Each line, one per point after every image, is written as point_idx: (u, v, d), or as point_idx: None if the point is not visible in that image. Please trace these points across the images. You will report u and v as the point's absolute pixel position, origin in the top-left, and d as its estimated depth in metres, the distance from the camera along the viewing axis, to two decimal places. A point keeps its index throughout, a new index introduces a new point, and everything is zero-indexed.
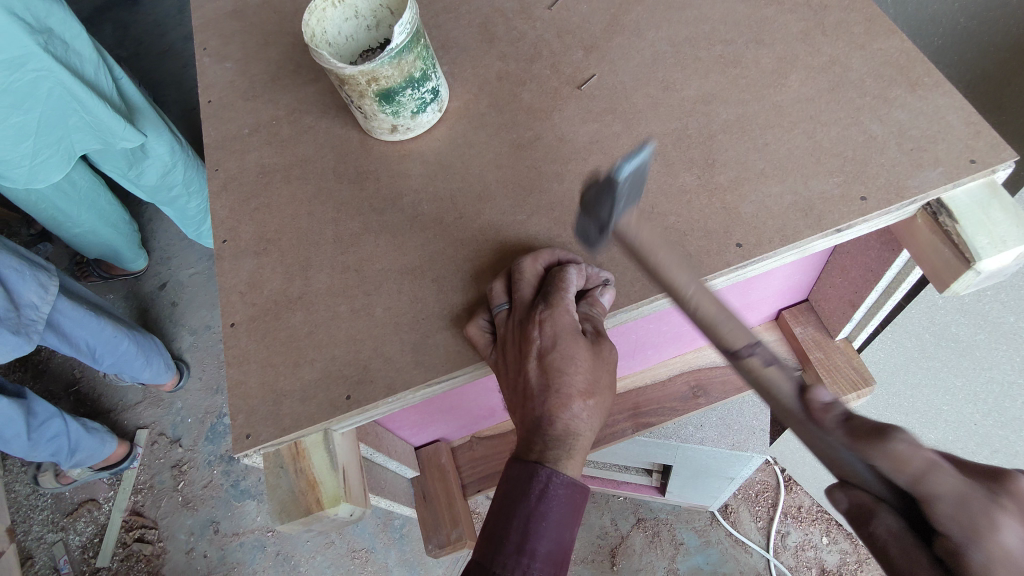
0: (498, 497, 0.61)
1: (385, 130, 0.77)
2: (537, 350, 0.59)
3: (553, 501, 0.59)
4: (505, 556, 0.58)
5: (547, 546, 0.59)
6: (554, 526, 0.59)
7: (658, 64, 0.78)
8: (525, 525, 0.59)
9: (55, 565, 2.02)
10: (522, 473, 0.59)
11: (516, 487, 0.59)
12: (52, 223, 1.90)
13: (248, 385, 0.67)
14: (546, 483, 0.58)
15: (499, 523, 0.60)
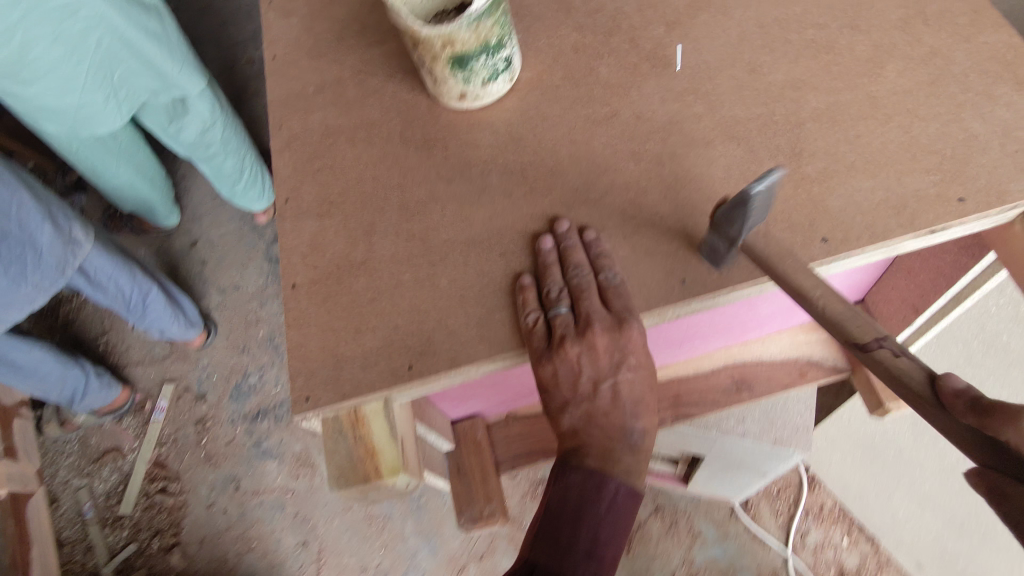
0: (560, 506, 0.66)
1: (453, 96, 0.75)
2: (618, 360, 0.64)
3: (617, 509, 0.66)
4: (577, 556, 0.64)
5: (610, 550, 0.65)
6: (616, 535, 0.65)
7: (744, 45, 0.75)
8: (595, 533, 0.65)
9: (79, 510, 2.07)
10: (587, 481, 0.65)
11: (584, 496, 0.66)
12: (92, 173, 1.90)
13: (308, 347, 0.67)
14: (614, 494, 0.65)
15: (565, 528, 0.65)
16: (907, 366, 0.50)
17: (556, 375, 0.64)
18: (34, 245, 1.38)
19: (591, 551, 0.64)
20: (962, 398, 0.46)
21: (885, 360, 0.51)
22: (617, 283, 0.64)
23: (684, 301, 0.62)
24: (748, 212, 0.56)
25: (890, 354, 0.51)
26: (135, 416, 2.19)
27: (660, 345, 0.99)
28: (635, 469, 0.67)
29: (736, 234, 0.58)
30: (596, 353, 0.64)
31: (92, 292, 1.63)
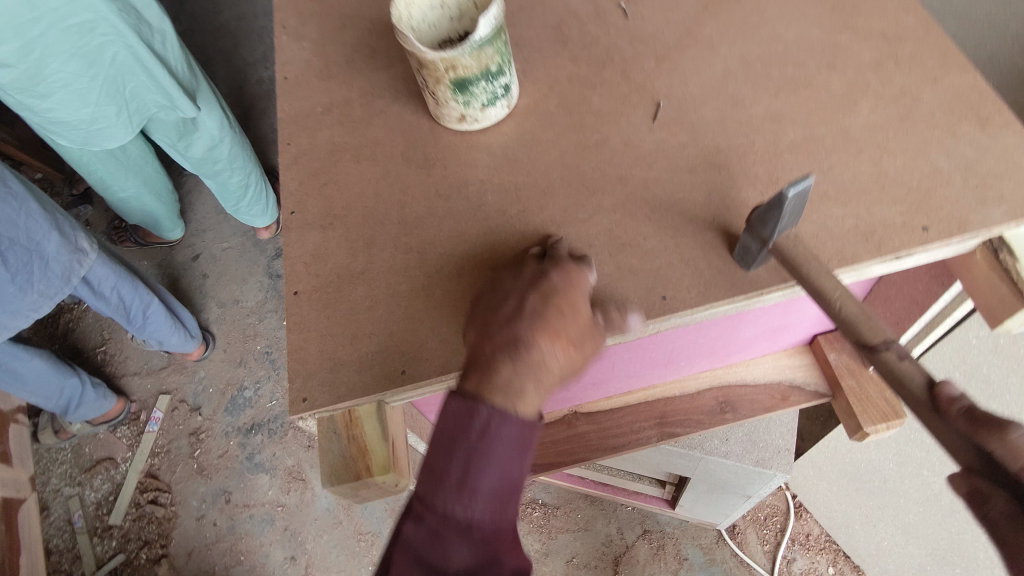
0: (437, 440, 0.62)
1: (454, 118, 0.80)
2: (542, 286, 0.64)
3: (494, 440, 0.60)
4: (449, 494, 0.60)
5: (491, 484, 0.60)
6: (497, 467, 0.60)
7: (728, 79, 0.80)
8: (468, 464, 0.60)
9: (69, 518, 2.08)
10: (460, 409, 0.60)
11: (458, 426, 0.60)
12: (100, 185, 1.95)
13: (307, 351, 0.70)
14: (489, 424, 0.59)
15: (440, 458, 0.61)
16: (911, 371, 0.51)
17: (499, 310, 0.65)
18: (41, 254, 1.42)
19: (467, 489, 0.60)
20: (953, 405, 0.46)
21: (891, 364, 0.52)
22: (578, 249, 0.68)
23: (663, 317, 0.66)
24: (782, 214, 0.58)
25: (894, 357, 0.52)
26: (129, 426, 2.21)
27: (645, 366, 1.03)
28: (525, 395, 0.60)
29: (769, 235, 0.61)
30: (533, 287, 0.65)
31: (95, 302, 1.66)
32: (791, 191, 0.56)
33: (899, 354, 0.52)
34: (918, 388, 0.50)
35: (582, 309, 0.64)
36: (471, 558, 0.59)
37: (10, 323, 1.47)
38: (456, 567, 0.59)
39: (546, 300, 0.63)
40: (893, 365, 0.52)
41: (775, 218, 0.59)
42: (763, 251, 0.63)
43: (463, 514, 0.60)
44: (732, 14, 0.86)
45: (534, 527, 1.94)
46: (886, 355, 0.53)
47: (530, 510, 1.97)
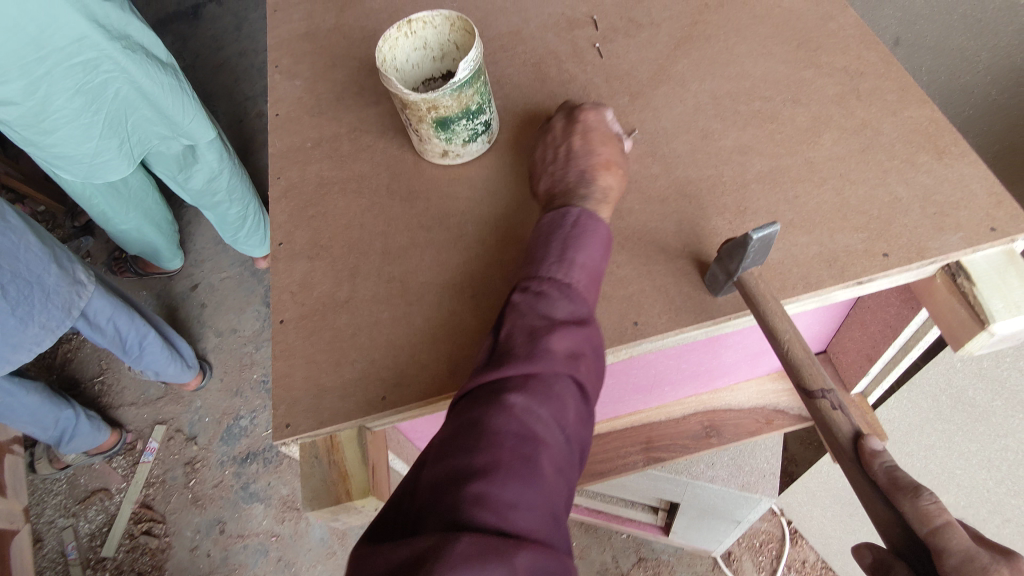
0: (538, 242, 0.70)
1: (437, 154, 0.83)
2: (581, 129, 0.78)
3: (592, 226, 0.69)
4: (551, 267, 0.66)
5: (586, 268, 0.67)
6: (592, 249, 0.68)
7: (698, 113, 0.83)
8: (565, 245, 0.67)
9: (62, 550, 2.07)
10: (555, 215, 0.71)
11: (552, 226, 0.70)
12: (101, 218, 1.99)
13: (292, 377, 0.72)
14: (578, 218, 0.69)
15: (539, 252, 0.68)
16: (841, 420, 0.56)
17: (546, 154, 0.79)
18: (41, 286, 1.44)
19: (566, 264, 0.66)
20: (876, 458, 0.52)
21: (825, 412, 0.57)
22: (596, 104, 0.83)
23: (634, 342, 0.68)
24: (746, 254, 0.61)
25: (829, 405, 0.57)
26: (125, 456, 2.21)
27: (630, 391, 1.05)
28: (593, 205, 0.72)
29: (733, 269, 0.63)
30: (572, 131, 0.79)
31: (92, 333, 1.68)
32: (754, 238, 0.59)
33: (833, 403, 0.57)
34: (844, 437, 0.55)
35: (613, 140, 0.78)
36: (572, 319, 0.62)
37: (11, 357, 1.49)
38: (559, 319, 0.61)
39: (588, 135, 0.77)
40: (827, 413, 0.56)
41: (741, 257, 0.62)
42: (728, 282, 0.66)
43: (564, 284, 0.65)
44: (703, 51, 0.89)
45: None
46: (822, 403, 0.57)
47: None
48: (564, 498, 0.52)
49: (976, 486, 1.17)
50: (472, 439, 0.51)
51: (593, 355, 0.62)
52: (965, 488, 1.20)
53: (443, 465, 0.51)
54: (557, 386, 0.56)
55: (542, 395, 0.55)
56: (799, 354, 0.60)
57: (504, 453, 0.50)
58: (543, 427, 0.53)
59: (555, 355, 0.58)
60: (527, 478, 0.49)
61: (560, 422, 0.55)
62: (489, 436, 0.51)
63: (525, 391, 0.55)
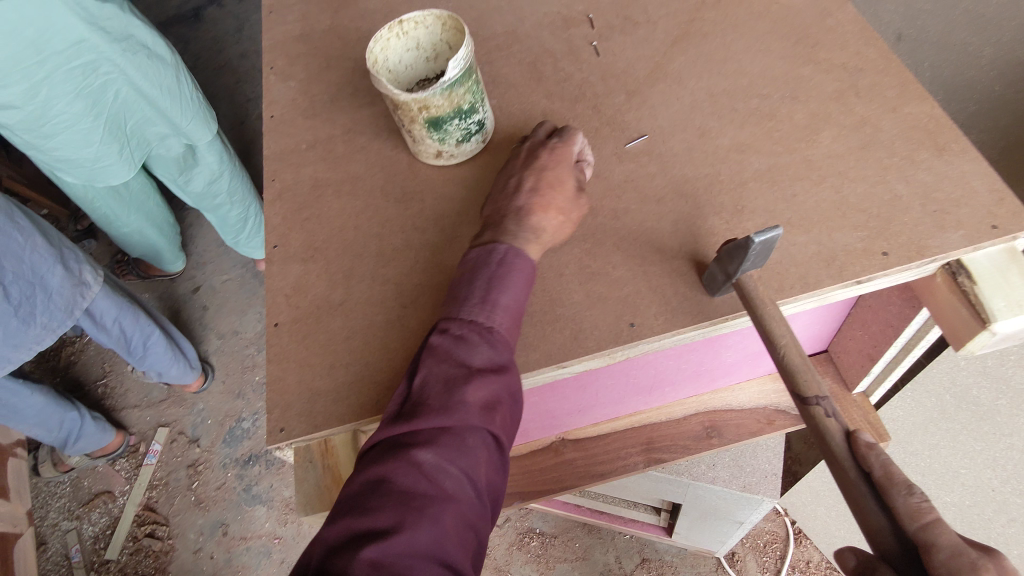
0: (465, 275, 0.66)
1: (431, 154, 0.82)
2: (538, 165, 0.73)
3: (520, 263, 0.66)
4: (472, 308, 0.63)
5: (511, 307, 0.64)
6: (520, 289, 0.65)
7: (695, 112, 0.82)
8: (488, 284, 0.64)
9: (66, 553, 2.07)
10: (483, 248, 0.67)
11: (478, 260, 0.66)
12: (103, 221, 1.99)
13: (286, 381, 0.72)
14: (505, 254, 0.66)
15: (463, 288, 0.65)
16: (832, 427, 0.56)
17: (502, 183, 0.75)
18: (43, 286, 1.44)
19: (489, 306, 0.63)
20: (872, 455, 0.52)
21: (819, 419, 0.57)
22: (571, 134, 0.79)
23: (631, 343, 0.67)
24: (747, 257, 0.60)
25: (823, 412, 0.57)
26: (128, 458, 2.22)
27: (630, 392, 1.04)
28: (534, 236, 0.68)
29: (733, 271, 0.62)
30: (530, 167, 0.74)
31: (96, 333, 1.68)
32: (756, 240, 0.58)
33: (827, 410, 0.57)
34: (838, 444, 0.55)
35: (569, 180, 0.73)
36: (490, 367, 0.60)
37: (13, 357, 1.48)
38: (476, 368, 0.60)
39: (541, 175, 0.72)
40: (822, 419, 0.57)
41: (741, 259, 0.61)
42: (727, 283, 0.65)
43: (485, 328, 0.62)
44: (700, 49, 0.89)
45: (532, 557, 1.92)
46: (816, 409, 0.57)
47: (528, 540, 1.95)
48: (469, 554, 0.55)
49: (981, 485, 1.16)
50: (373, 506, 0.53)
51: (511, 402, 0.61)
52: (969, 488, 1.18)
53: (343, 531, 0.53)
54: (468, 442, 0.57)
55: (450, 454, 0.56)
56: (796, 359, 0.59)
57: (402, 522, 0.52)
58: (450, 484, 0.55)
59: (467, 410, 0.57)
60: (426, 544, 0.52)
61: (469, 479, 0.56)
62: (393, 501, 0.53)
63: (432, 450, 0.56)
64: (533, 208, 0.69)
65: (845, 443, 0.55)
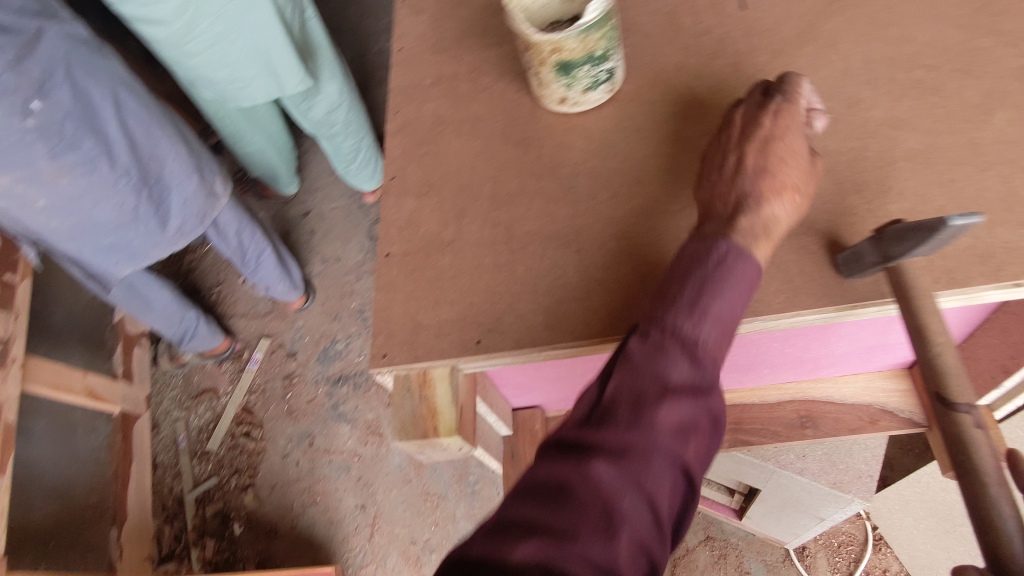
0: (684, 273, 0.62)
1: (555, 99, 0.80)
2: (765, 134, 0.66)
3: (740, 275, 0.60)
4: (680, 314, 0.59)
5: (722, 323, 0.59)
6: (734, 303, 0.60)
7: (847, 78, 0.75)
8: (699, 288, 0.60)
9: (175, 438, 2.31)
10: (696, 246, 0.63)
11: (690, 260, 0.62)
12: (231, 139, 2.11)
13: (392, 311, 0.74)
14: (723, 255, 0.61)
15: (672, 288, 0.62)
16: (979, 441, 0.50)
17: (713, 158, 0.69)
18: (179, 192, 1.56)
19: (699, 314, 0.59)
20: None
21: (964, 428, 0.51)
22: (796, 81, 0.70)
23: (748, 319, 0.64)
24: (928, 240, 0.55)
25: (970, 422, 0.51)
26: (233, 362, 2.41)
27: (724, 369, 1.00)
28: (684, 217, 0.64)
29: (898, 255, 0.57)
30: (748, 137, 0.67)
31: (218, 241, 1.80)
32: (951, 226, 0.52)
33: (976, 421, 0.51)
34: (982, 460, 0.49)
35: (795, 154, 0.66)
36: (689, 385, 0.57)
37: (149, 254, 1.61)
38: (674, 382, 0.57)
39: (766, 149, 0.65)
40: (968, 429, 0.51)
41: (915, 242, 0.55)
42: (877, 265, 0.60)
43: (690, 339, 0.58)
44: (864, 9, 0.80)
45: None
46: (963, 417, 0.52)
47: None
48: None
49: None
50: (549, 504, 0.52)
51: (707, 427, 0.57)
52: None
53: (519, 516, 0.53)
54: (657, 459, 0.54)
55: (635, 469, 0.53)
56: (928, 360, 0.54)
57: (578, 531, 0.50)
58: (632, 504, 0.53)
59: (659, 429, 0.55)
60: (604, 556, 0.50)
61: (650, 501, 0.53)
62: (571, 507, 0.52)
63: (616, 464, 0.54)
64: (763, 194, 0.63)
65: (993, 462, 0.49)
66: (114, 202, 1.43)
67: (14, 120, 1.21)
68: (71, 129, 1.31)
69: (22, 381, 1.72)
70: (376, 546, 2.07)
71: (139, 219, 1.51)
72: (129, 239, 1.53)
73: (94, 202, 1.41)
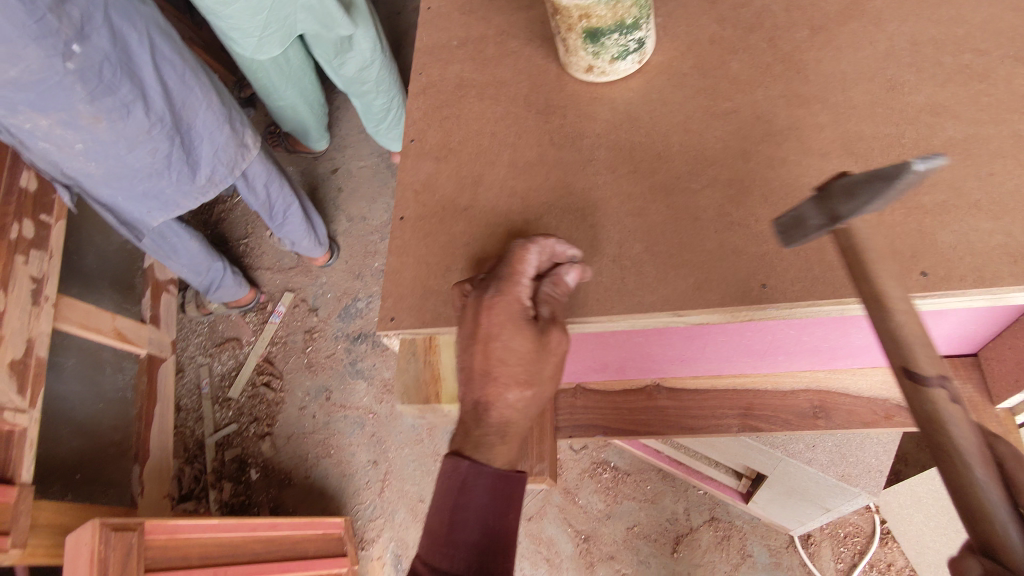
0: (433, 504, 0.68)
1: (581, 68, 0.78)
2: (481, 336, 0.65)
3: (473, 493, 0.66)
4: (441, 548, 0.66)
5: (478, 536, 0.66)
6: (478, 518, 0.66)
7: (889, 59, 0.71)
8: (451, 516, 0.66)
9: (198, 383, 2.38)
10: (447, 469, 0.67)
11: (445, 481, 0.67)
12: (263, 92, 2.11)
13: (402, 275, 0.74)
14: (465, 479, 0.66)
15: (435, 517, 0.68)
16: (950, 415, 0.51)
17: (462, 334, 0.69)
18: (211, 142, 1.57)
19: (457, 538, 0.65)
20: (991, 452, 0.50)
21: (939, 405, 0.51)
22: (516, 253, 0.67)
23: (759, 305, 0.62)
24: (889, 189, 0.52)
25: (945, 396, 0.51)
26: (257, 314, 2.46)
27: (738, 353, 0.98)
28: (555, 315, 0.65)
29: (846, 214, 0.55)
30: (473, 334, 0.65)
31: (247, 195, 1.81)
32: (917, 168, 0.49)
33: (950, 395, 0.51)
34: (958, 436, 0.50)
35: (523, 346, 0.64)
36: None
37: (180, 202, 1.63)
38: None
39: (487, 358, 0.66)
40: (943, 408, 0.51)
41: (877, 197, 0.54)
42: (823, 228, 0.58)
43: (452, 569, 0.64)
44: None
45: (601, 487, 1.98)
46: (937, 393, 0.51)
47: (601, 472, 2.00)
48: None
49: None
50: None
51: None
52: None
53: None
54: None
55: None
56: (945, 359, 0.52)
57: None
58: None
59: None
60: None
61: None
62: None
63: None
64: (484, 401, 0.67)
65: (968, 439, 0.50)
66: (148, 149, 1.46)
67: (54, 61, 1.22)
68: (109, 74, 1.31)
69: (54, 318, 1.77)
70: (385, 501, 2.12)
71: (172, 167, 1.53)
72: (161, 186, 1.56)
73: (128, 146, 1.43)
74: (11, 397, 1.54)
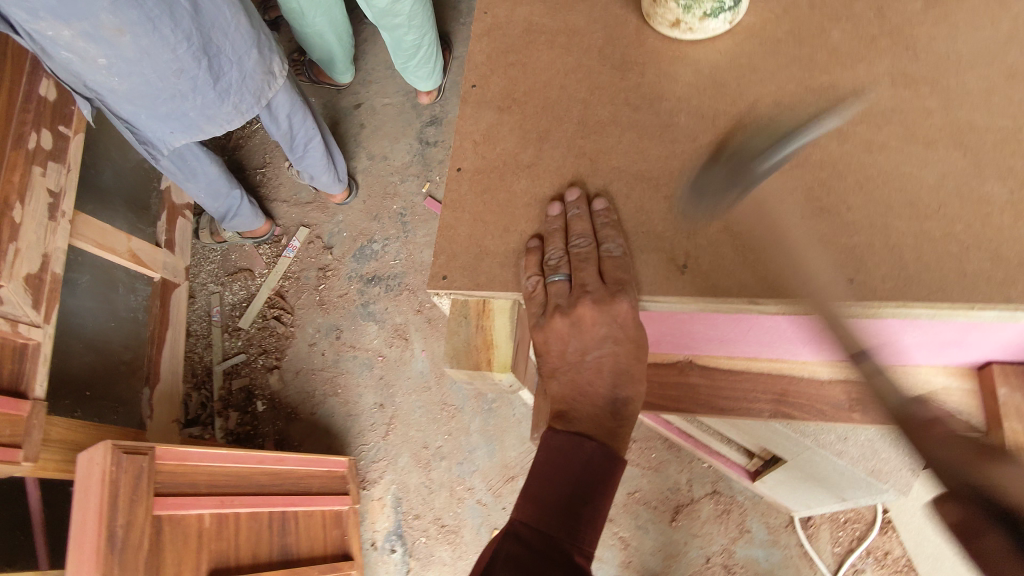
0: (542, 473, 0.64)
1: (667, 23, 0.72)
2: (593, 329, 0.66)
3: (596, 473, 0.63)
4: (554, 518, 0.61)
5: (590, 514, 0.62)
6: (594, 495, 0.62)
7: (1012, 42, 0.65)
8: (569, 490, 0.62)
9: (209, 311, 2.36)
10: (568, 443, 0.64)
11: (560, 455, 0.64)
12: (292, 16, 2.01)
13: (457, 231, 0.70)
14: (589, 456, 0.63)
15: (544, 487, 0.63)
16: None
17: (547, 342, 0.69)
18: (240, 68, 1.50)
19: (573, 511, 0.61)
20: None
21: None
22: (617, 256, 0.65)
23: (844, 302, 0.58)
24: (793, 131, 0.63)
25: None
26: (271, 246, 2.41)
27: (779, 339, 0.91)
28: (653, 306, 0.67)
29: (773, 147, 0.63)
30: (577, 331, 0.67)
31: (270, 125, 1.74)
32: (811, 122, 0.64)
33: None
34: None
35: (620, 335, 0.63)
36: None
37: (204, 128, 1.58)
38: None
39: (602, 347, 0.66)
40: None
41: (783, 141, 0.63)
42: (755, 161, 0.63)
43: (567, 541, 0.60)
44: None
45: None
46: None
47: None
48: None
49: None
50: None
51: None
52: None
53: None
54: None
55: None
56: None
57: None
58: None
59: None
60: None
61: None
62: None
63: None
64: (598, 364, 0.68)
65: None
66: (173, 69, 1.39)
67: None
68: None
69: (69, 235, 1.73)
70: (389, 445, 2.13)
71: (197, 90, 1.47)
72: (184, 109, 1.50)
73: (153, 63, 1.36)
74: (27, 312, 1.52)
